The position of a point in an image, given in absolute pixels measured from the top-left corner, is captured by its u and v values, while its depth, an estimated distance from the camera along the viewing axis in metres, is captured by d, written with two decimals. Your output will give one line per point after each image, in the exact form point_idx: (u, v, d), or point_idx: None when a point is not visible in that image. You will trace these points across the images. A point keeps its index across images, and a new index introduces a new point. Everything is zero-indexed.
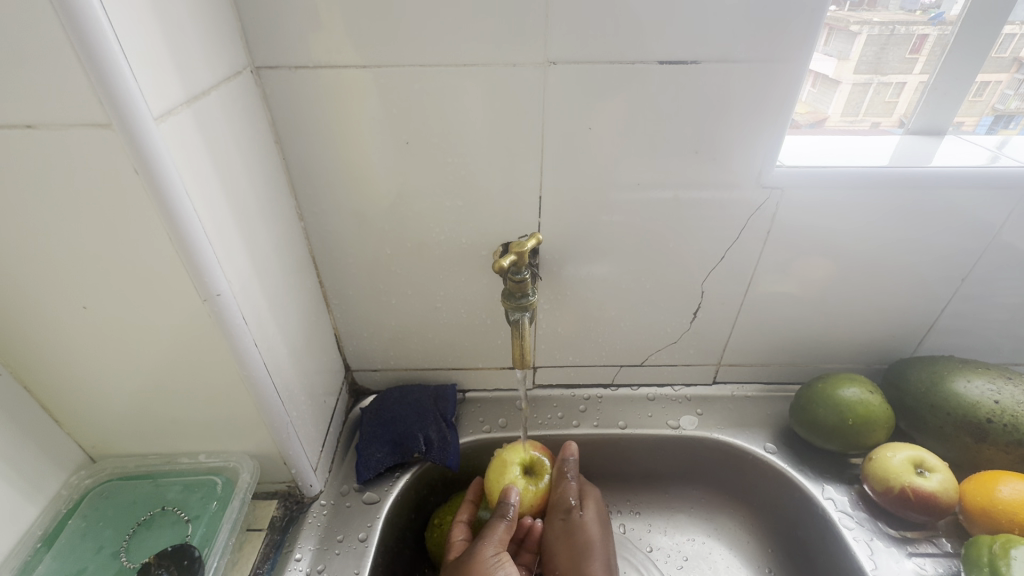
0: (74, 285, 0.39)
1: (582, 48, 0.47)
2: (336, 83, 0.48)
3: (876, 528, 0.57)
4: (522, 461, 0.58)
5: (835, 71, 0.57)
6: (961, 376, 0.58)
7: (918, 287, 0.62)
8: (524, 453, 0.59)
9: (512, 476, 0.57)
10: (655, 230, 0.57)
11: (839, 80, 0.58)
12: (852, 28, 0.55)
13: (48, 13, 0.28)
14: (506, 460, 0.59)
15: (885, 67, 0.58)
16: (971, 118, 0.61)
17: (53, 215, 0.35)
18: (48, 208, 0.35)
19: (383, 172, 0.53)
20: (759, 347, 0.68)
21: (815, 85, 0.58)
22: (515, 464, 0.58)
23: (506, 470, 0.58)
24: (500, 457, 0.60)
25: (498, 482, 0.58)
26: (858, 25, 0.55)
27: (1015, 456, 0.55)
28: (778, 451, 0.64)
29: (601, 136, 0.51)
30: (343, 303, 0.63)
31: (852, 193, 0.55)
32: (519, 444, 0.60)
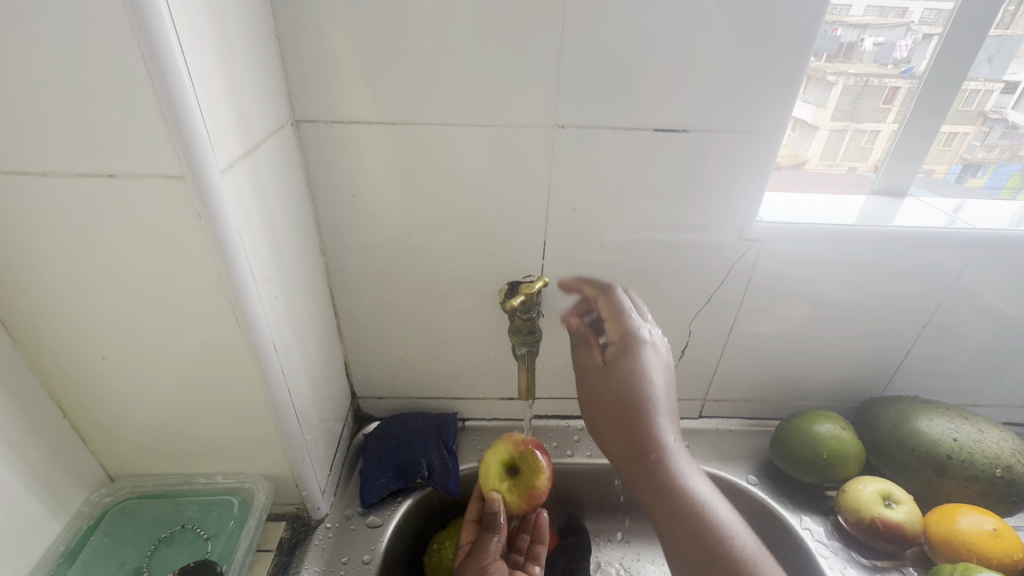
0: (123, 314, 0.43)
1: (587, 113, 0.52)
2: (364, 137, 0.53)
3: (849, 557, 0.61)
4: (500, 462, 0.62)
5: (813, 117, 0.64)
6: (923, 416, 0.63)
7: (887, 329, 0.68)
8: (503, 452, 0.63)
9: (495, 482, 0.61)
10: (648, 273, 0.62)
11: (817, 126, 0.65)
12: (830, 77, 0.62)
13: (143, 86, 0.33)
14: (489, 466, 0.62)
15: (861, 115, 0.65)
16: (941, 165, 0.69)
17: (118, 252, 0.39)
18: (115, 245, 0.39)
19: (403, 214, 0.58)
20: (742, 383, 0.73)
21: (796, 130, 0.64)
22: (495, 468, 0.62)
23: (491, 475, 0.62)
24: (484, 461, 0.64)
25: (489, 487, 0.62)
26: (835, 75, 0.62)
27: (975, 490, 0.59)
28: (759, 483, 0.68)
29: (601, 190, 0.56)
30: (354, 332, 0.67)
31: (827, 243, 0.60)
32: (501, 445, 0.64)
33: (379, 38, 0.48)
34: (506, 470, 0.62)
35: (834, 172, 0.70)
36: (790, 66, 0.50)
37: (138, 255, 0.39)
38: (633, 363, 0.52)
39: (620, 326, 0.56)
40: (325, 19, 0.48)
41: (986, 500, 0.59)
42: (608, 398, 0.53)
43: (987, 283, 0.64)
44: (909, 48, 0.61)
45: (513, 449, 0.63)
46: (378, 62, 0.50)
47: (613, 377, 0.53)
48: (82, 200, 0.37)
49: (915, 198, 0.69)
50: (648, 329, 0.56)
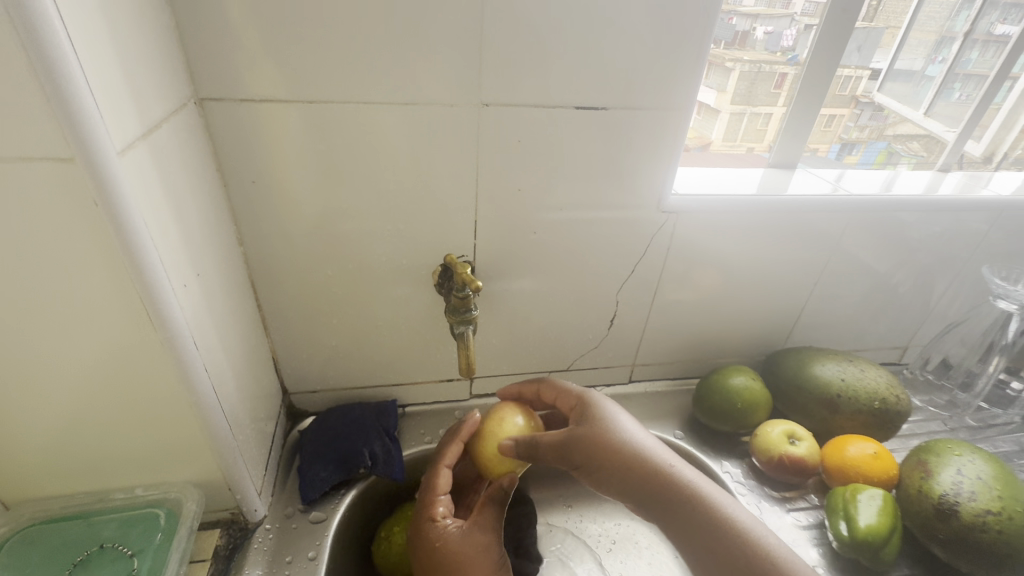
0: (7, 318, 0.38)
1: (510, 92, 0.52)
2: (278, 116, 0.50)
3: (762, 493, 0.67)
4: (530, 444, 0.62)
5: (715, 101, 0.72)
6: (817, 362, 0.72)
7: (784, 289, 0.76)
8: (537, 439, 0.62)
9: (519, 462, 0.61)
10: (577, 248, 0.64)
11: (719, 109, 0.73)
12: (727, 64, 0.70)
13: (14, 55, 0.29)
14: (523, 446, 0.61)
15: (755, 99, 0.73)
16: (824, 145, 0.79)
17: None
18: None
19: (325, 197, 0.56)
20: (666, 347, 0.78)
21: (701, 113, 0.72)
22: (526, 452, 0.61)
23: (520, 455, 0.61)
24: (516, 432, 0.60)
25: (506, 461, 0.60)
26: (732, 62, 0.70)
27: (859, 421, 0.68)
28: (685, 436, 0.74)
29: (528, 169, 0.57)
30: (281, 325, 0.63)
31: (733, 214, 0.66)
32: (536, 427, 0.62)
33: (290, 11, 0.46)
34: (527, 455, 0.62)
35: (734, 152, 0.77)
36: (696, 46, 0.52)
37: (22, 250, 0.35)
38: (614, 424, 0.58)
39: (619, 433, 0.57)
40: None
41: (870, 428, 0.68)
42: (626, 462, 0.55)
43: (863, 242, 0.74)
44: (794, 38, 0.69)
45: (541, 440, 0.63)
46: (290, 38, 0.47)
47: (618, 443, 0.56)
48: None
49: (806, 169, 0.77)
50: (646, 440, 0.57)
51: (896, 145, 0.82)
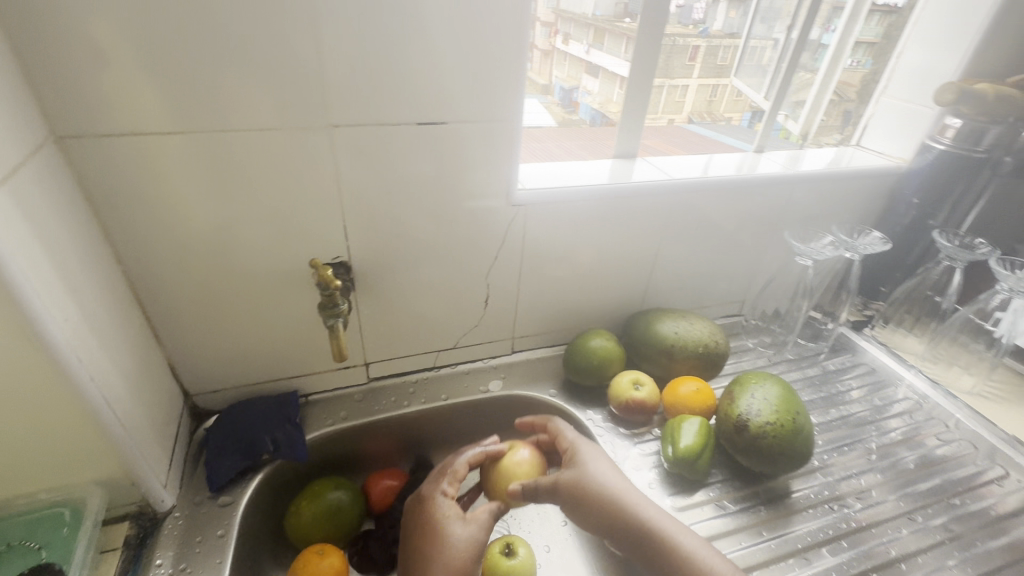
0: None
1: (357, 115, 0.60)
2: (159, 146, 0.56)
3: (616, 432, 0.81)
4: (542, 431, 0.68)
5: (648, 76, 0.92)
6: (659, 321, 0.86)
7: (633, 262, 0.89)
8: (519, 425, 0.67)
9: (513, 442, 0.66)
10: (444, 243, 0.74)
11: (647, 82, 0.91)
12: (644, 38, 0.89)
13: None
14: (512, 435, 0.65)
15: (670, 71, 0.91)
16: (738, 114, 1.04)
17: None
18: None
19: (215, 213, 0.62)
20: (541, 320, 0.90)
21: (629, 91, 0.94)
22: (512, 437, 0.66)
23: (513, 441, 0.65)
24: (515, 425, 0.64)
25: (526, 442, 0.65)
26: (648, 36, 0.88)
27: (690, 364, 0.83)
28: (558, 393, 0.87)
29: (386, 178, 0.65)
30: (173, 334, 0.69)
31: (576, 203, 0.78)
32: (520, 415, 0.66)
33: (133, 54, 0.51)
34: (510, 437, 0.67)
35: (658, 124, 1.01)
36: (515, 67, 0.62)
37: None
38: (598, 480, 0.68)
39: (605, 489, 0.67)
40: (85, 38, 0.49)
41: (700, 370, 0.83)
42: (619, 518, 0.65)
43: (692, 216, 0.88)
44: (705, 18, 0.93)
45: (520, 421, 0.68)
46: (146, 77, 0.52)
47: (596, 500, 0.66)
48: None
49: (645, 159, 0.90)
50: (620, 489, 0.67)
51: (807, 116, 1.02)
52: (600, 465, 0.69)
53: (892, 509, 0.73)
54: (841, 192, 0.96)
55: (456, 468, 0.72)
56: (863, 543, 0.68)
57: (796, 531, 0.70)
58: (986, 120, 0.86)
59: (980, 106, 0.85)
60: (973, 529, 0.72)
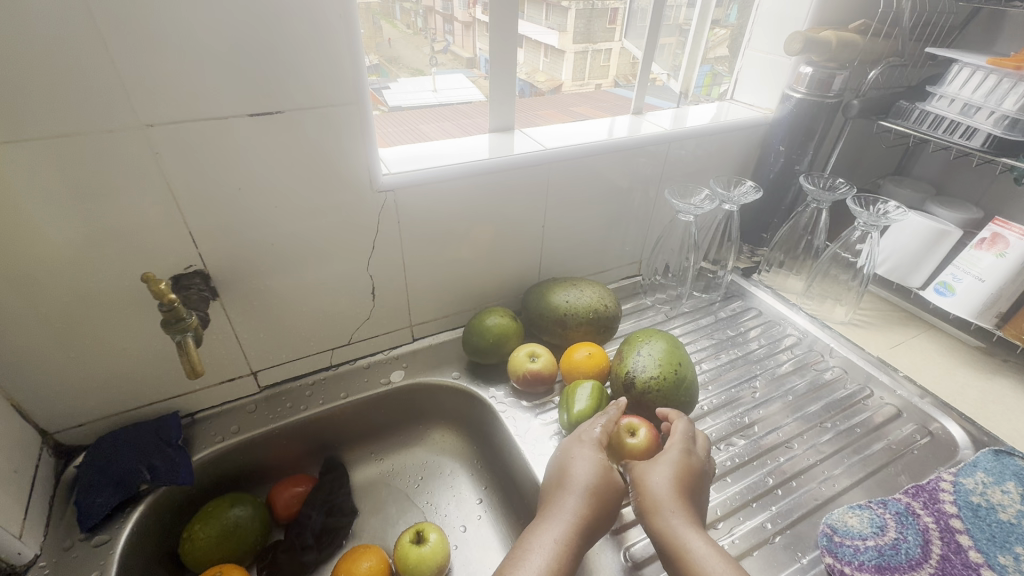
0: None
1: (172, 110, 0.54)
2: None
3: (519, 405, 0.82)
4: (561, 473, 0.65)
5: (559, 41, 0.99)
6: (553, 291, 0.87)
7: (524, 234, 0.90)
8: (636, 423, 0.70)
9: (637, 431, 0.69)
10: (311, 237, 0.70)
11: (564, 48, 1.01)
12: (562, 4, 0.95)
13: None
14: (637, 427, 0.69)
15: (594, 37, 1.02)
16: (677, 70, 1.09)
17: None
18: None
19: (73, 229, 0.57)
20: (438, 303, 0.89)
21: (547, 56, 1.02)
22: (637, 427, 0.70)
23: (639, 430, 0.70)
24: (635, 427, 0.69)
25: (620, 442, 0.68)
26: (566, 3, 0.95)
27: (585, 330, 0.85)
28: (462, 375, 0.87)
29: (225, 177, 0.60)
30: (9, 373, 0.62)
31: (450, 182, 0.76)
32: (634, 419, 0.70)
33: None
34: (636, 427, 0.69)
35: (585, 90, 1.08)
36: (348, 45, 0.59)
37: None
38: (675, 535, 0.57)
39: (686, 546, 0.56)
40: None
41: (594, 334, 0.85)
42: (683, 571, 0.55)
43: (574, 183, 0.89)
44: None
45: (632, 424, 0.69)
46: None
47: (674, 550, 0.56)
48: None
49: (523, 131, 0.90)
50: (698, 548, 0.55)
51: (718, 68, 1.09)
52: (663, 469, 0.62)
53: (775, 439, 0.78)
54: (716, 146, 1.00)
55: (595, 435, 0.65)
56: (749, 475, 0.73)
57: None
58: (834, 65, 0.91)
59: (827, 53, 0.89)
60: (845, 444, 0.78)
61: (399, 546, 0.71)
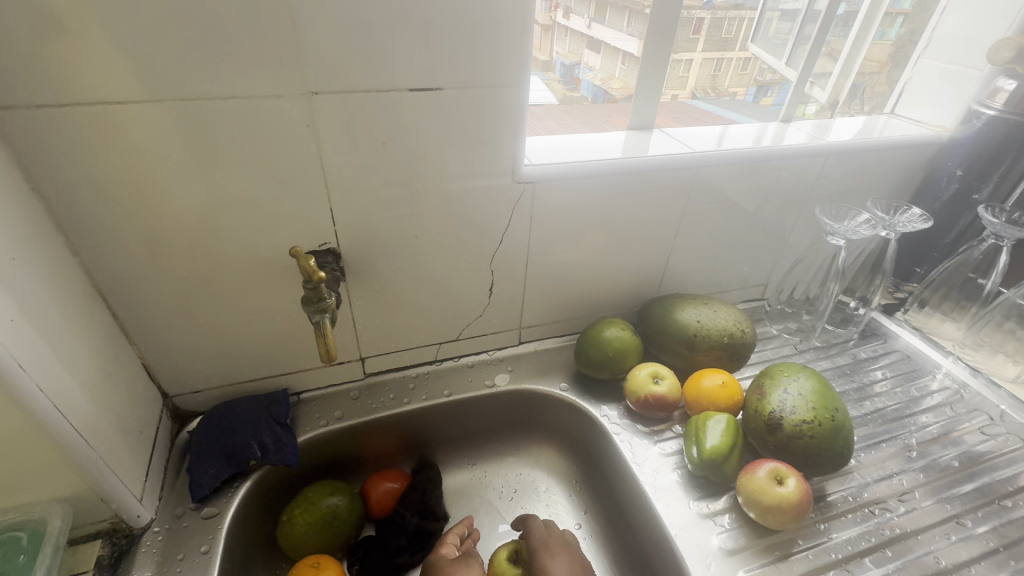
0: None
1: (339, 80, 0.52)
2: (134, 117, 0.49)
3: (635, 429, 0.75)
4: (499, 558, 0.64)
5: (631, 49, 0.79)
6: (679, 308, 0.79)
7: (651, 243, 0.82)
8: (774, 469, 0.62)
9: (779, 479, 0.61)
10: (442, 224, 0.66)
11: (639, 58, 0.80)
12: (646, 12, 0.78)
13: None
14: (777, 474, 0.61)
15: (677, 45, 0.80)
16: (741, 88, 0.92)
17: None
18: None
19: (201, 193, 0.55)
20: (550, 308, 0.83)
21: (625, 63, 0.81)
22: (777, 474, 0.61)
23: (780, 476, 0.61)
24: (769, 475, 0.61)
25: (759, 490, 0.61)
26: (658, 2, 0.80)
27: (714, 356, 0.76)
28: (569, 388, 0.81)
29: (374, 155, 0.58)
30: (145, 332, 0.62)
31: (589, 179, 0.70)
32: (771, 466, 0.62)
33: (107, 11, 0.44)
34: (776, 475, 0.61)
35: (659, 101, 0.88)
36: (520, 23, 0.54)
37: None
38: None
39: None
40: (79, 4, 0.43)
41: (723, 362, 0.76)
42: None
43: (714, 193, 0.80)
44: None
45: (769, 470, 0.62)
46: (131, 40, 0.45)
47: None
48: None
49: (662, 130, 0.82)
50: None
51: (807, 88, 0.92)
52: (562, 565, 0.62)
53: (938, 512, 0.67)
54: (874, 165, 0.88)
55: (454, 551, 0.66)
56: (909, 551, 0.62)
57: (833, 539, 0.63)
58: None
59: None
60: None
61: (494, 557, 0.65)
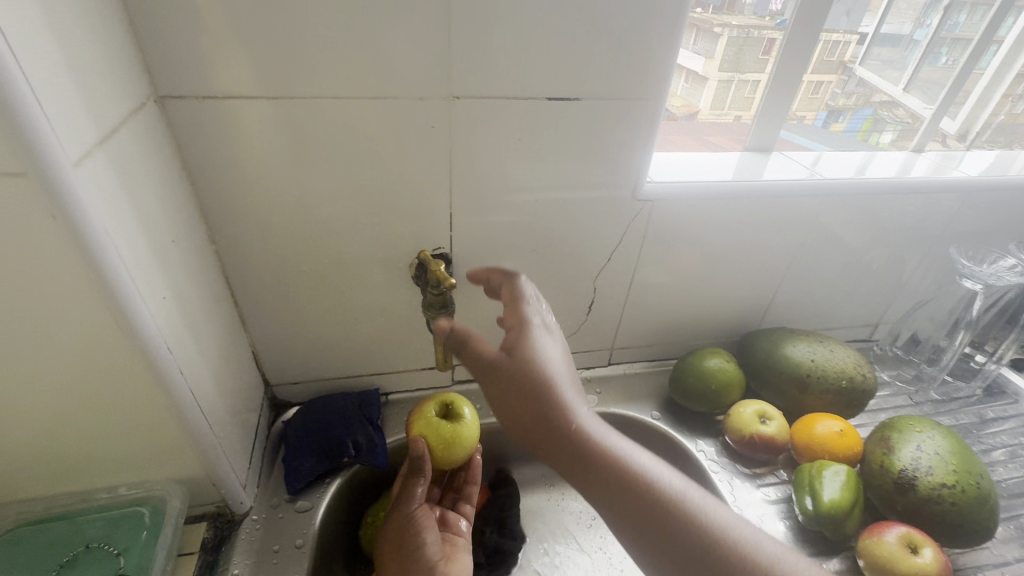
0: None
1: (482, 84, 0.52)
2: (246, 112, 0.49)
3: (734, 469, 0.70)
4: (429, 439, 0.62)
5: (703, 68, 0.73)
6: (790, 343, 0.74)
7: (760, 271, 0.77)
8: (905, 535, 0.56)
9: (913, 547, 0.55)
10: (553, 236, 0.65)
11: (707, 76, 0.74)
12: (716, 29, 0.70)
13: None
14: (909, 541, 0.55)
15: (744, 66, 0.73)
16: (811, 113, 0.80)
17: None
18: None
19: (303, 192, 0.55)
20: (645, 330, 0.80)
21: (688, 80, 0.73)
22: (910, 540, 0.55)
23: (914, 544, 0.55)
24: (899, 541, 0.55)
25: (890, 558, 0.55)
26: (720, 28, 0.71)
27: (827, 400, 0.70)
28: (662, 417, 0.77)
29: (501, 162, 0.57)
30: (259, 320, 0.63)
31: (708, 199, 0.66)
32: (902, 531, 0.56)
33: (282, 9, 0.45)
34: (908, 541, 0.55)
35: (722, 121, 0.78)
36: (668, 36, 0.53)
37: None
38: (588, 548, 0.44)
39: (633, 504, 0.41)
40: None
41: (837, 407, 0.71)
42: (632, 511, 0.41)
43: (836, 223, 0.75)
44: (783, 3, 0.70)
45: (899, 535, 0.56)
46: (295, 36, 0.46)
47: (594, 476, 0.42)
48: None
49: (782, 152, 0.77)
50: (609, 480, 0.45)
51: (882, 112, 0.84)
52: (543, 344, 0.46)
53: None
54: (1015, 204, 0.79)
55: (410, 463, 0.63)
56: None
57: None
58: None
59: None
60: None
61: (420, 418, 0.64)
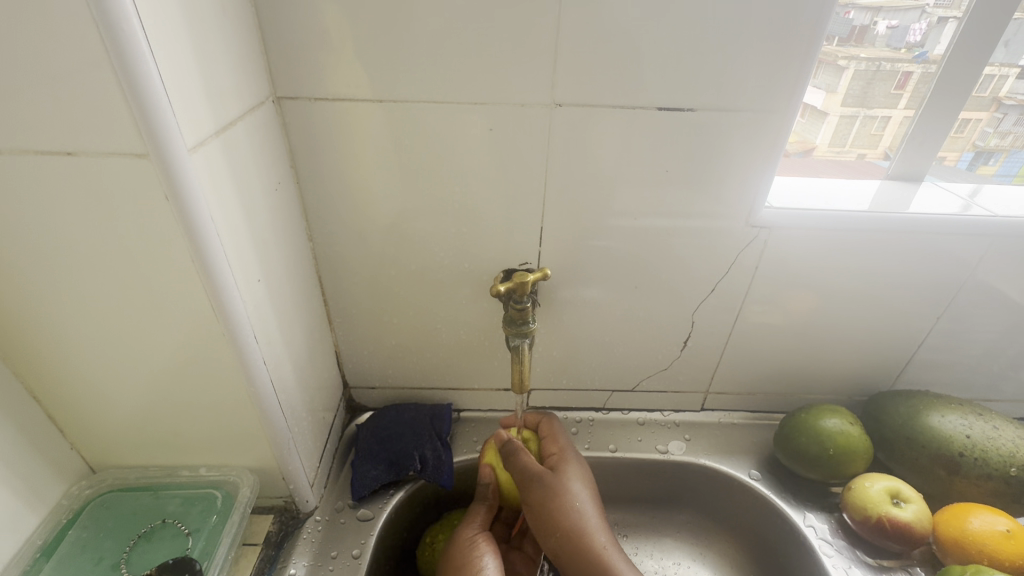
0: (82, 295, 0.39)
1: (587, 91, 0.49)
2: (364, 115, 0.50)
3: (854, 556, 0.59)
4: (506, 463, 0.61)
5: (824, 103, 0.59)
6: (935, 412, 0.60)
7: (897, 322, 0.65)
8: None
9: None
10: (650, 260, 0.59)
11: (828, 112, 0.60)
12: (841, 62, 0.57)
13: (105, 63, 0.30)
14: None
15: (871, 101, 0.61)
16: (952, 153, 0.65)
17: (98, 244, 0.37)
18: (91, 230, 0.36)
19: (406, 200, 0.55)
20: (747, 376, 0.70)
21: (805, 115, 0.60)
22: None
23: None
24: None
25: None
26: (846, 59, 0.57)
27: (985, 488, 0.57)
28: (762, 478, 0.66)
29: (600, 175, 0.53)
30: (344, 322, 0.64)
31: (838, 230, 0.57)
32: None
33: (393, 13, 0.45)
34: None
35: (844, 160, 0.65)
36: (805, 40, 0.46)
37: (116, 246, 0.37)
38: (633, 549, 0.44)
39: None
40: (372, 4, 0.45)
41: (999, 499, 0.57)
42: None
43: (1006, 271, 0.61)
44: (923, 31, 0.57)
45: None
46: (404, 40, 0.47)
47: None
48: (55, 183, 0.34)
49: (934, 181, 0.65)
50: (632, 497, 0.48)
51: None
52: None
53: None
54: None
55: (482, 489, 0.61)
56: None
57: None
58: None
59: None
60: None
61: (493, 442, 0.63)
